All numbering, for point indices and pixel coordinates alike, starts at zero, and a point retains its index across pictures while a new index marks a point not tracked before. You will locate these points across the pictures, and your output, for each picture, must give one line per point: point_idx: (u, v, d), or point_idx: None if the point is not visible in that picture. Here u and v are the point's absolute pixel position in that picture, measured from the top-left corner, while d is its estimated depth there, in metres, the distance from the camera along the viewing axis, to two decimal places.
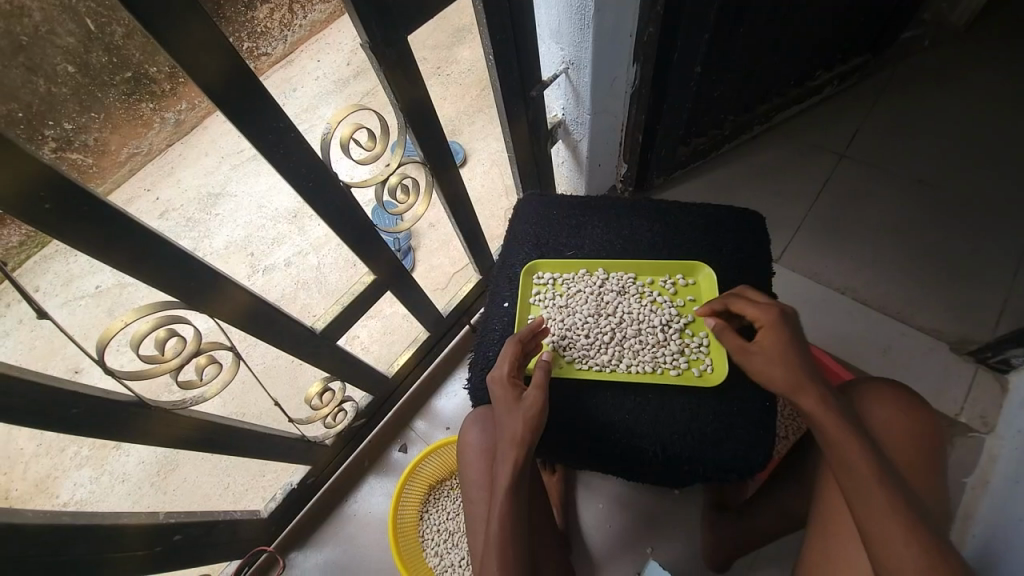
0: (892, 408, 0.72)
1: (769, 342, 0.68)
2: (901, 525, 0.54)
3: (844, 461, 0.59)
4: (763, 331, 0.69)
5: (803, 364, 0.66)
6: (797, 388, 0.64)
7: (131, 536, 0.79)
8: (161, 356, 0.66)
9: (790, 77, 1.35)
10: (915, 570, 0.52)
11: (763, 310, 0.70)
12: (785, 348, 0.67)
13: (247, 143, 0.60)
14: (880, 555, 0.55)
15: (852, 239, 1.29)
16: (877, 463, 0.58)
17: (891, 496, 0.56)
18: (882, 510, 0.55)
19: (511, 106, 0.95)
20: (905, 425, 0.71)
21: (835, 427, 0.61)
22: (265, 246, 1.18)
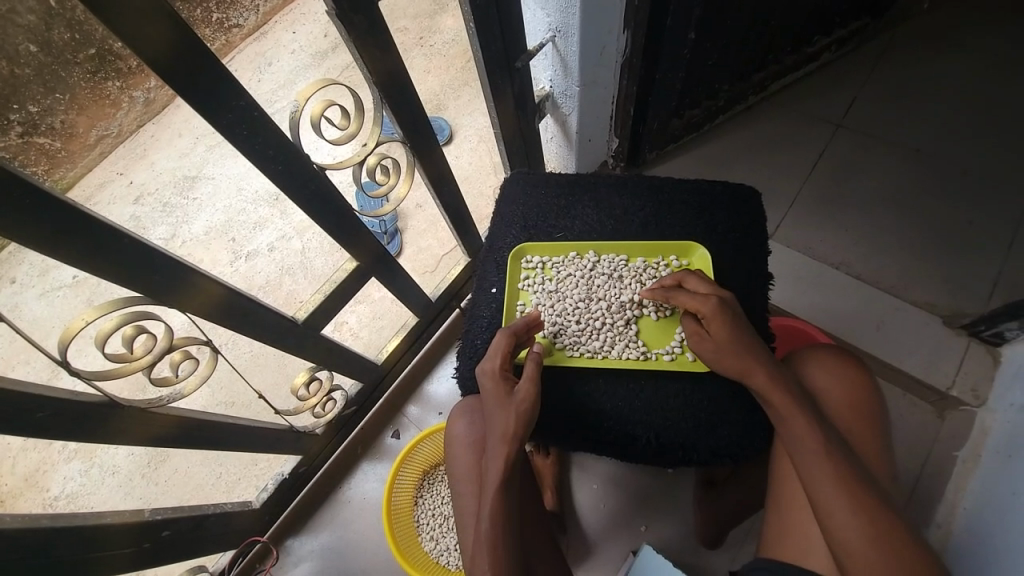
0: (846, 376, 0.71)
1: (716, 331, 0.67)
2: (851, 499, 0.55)
3: (794, 439, 0.60)
4: (707, 320, 0.68)
5: (749, 345, 0.65)
6: (748, 371, 0.64)
7: (116, 535, 0.78)
8: (130, 354, 0.62)
9: (787, 43, 1.29)
10: (862, 542, 0.53)
11: (702, 299, 0.69)
12: (732, 332, 0.66)
13: (209, 126, 0.56)
14: (828, 530, 0.55)
15: (848, 212, 1.26)
16: (824, 439, 0.59)
17: (838, 471, 0.56)
18: (829, 486, 0.56)
19: (495, 78, 0.90)
20: (858, 393, 0.70)
21: (784, 405, 0.61)
22: (247, 231, 1.13)
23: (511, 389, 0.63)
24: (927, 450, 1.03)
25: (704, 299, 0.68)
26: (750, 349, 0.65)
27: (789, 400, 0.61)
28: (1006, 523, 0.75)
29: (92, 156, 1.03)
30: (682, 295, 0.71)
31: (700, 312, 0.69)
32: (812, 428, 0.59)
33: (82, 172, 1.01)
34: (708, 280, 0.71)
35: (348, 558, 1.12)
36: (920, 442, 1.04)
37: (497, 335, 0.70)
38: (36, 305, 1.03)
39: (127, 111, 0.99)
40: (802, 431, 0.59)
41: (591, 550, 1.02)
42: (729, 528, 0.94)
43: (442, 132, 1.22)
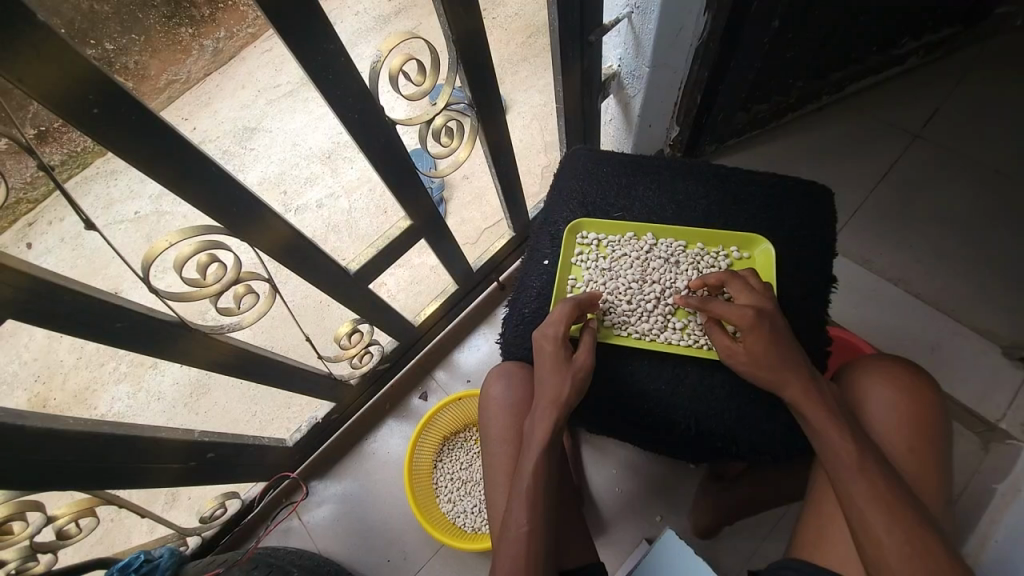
0: (892, 391, 0.69)
1: (751, 343, 0.65)
2: (890, 517, 0.54)
3: (831, 454, 0.59)
4: (744, 331, 0.66)
5: (788, 356, 0.64)
6: (780, 382, 0.64)
7: (167, 450, 0.84)
8: (202, 281, 0.66)
9: (873, 42, 1.22)
10: (899, 556, 0.52)
11: (742, 310, 0.67)
12: (772, 346, 0.64)
13: (297, 66, 0.57)
14: (867, 545, 0.54)
15: (913, 227, 1.20)
16: (861, 452, 0.58)
17: (875, 486, 0.55)
18: (867, 501, 0.55)
19: (567, 52, 0.89)
20: (906, 408, 0.67)
21: (818, 417, 0.61)
22: (298, 185, 0.89)
23: (566, 358, 0.64)
24: (963, 479, 0.99)
25: (742, 312, 0.66)
26: (785, 358, 0.64)
27: (824, 414, 0.61)
28: None
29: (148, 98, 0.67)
30: (720, 304, 0.69)
31: (737, 320, 0.67)
32: (847, 441, 0.58)
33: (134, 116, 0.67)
34: (753, 292, 0.69)
35: (368, 507, 1.16)
36: (957, 472, 1.00)
37: (562, 302, 0.71)
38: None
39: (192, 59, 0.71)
40: (839, 446, 0.58)
41: (603, 528, 1.04)
42: (729, 518, 0.95)
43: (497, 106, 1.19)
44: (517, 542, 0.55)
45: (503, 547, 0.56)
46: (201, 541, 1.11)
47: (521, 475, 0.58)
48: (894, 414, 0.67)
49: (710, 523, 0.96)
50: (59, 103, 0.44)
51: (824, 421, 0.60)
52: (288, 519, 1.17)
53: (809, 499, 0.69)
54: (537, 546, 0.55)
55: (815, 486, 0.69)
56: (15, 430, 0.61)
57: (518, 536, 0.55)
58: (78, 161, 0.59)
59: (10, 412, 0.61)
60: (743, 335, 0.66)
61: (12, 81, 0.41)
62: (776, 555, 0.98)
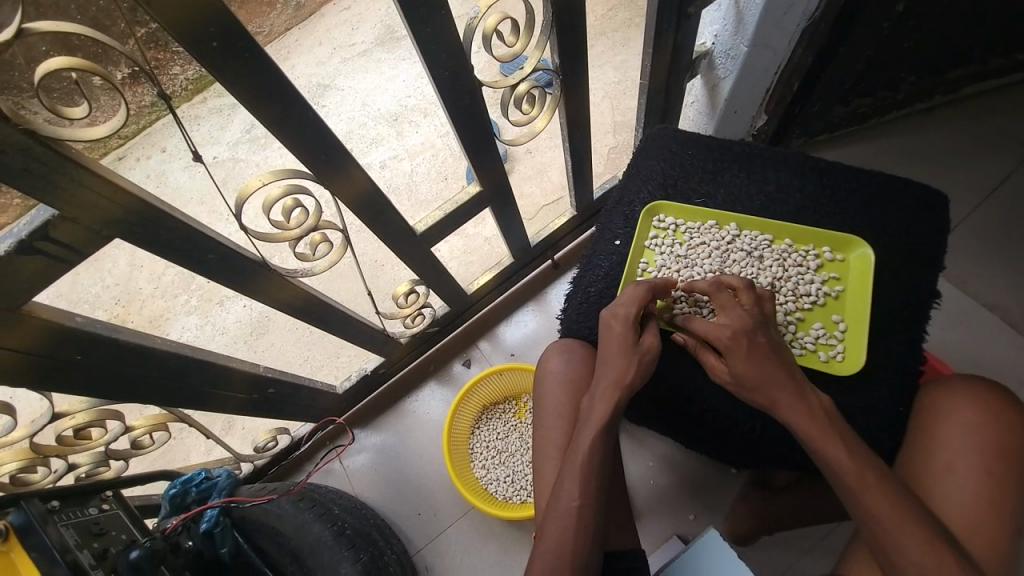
0: (970, 413, 0.61)
1: (734, 360, 0.63)
2: (922, 549, 0.52)
3: (834, 477, 0.57)
4: (726, 349, 0.64)
5: (773, 375, 0.61)
6: (771, 402, 0.61)
7: (234, 379, 0.89)
8: (285, 225, 0.68)
9: (1008, 37, 1.08)
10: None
11: (721, 328, 0.64)
12: (757, 365, 0.61)
13: (400, 18, 0.57)
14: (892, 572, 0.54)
15: (1022, 250, 1.08)
16: (896, 496, 0.54)
17: (911, 535, 0.53)
18: (903, 551, 0.53)
19: (662, 23, 0.84)
20: (982, 432, 0.59)
21: (818, 440, 0.58)
22: (363, 146, 0.84)
23: (636, 338, 0.63)
24: None
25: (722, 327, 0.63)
26: (773, 379, 0.61)
27: (826, 436, 0.57)
28: None
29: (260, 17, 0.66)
30: (700, 321, 0.66)
31: (718, 337, 0.64)
32: (878, 485, 0.55)
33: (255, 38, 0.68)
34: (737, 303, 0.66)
35: (405, 461, 1.21)
36: None
37: (632, 285, 0.69)
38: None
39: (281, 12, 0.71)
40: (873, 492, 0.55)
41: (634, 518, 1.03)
42: (770, 528, 0.92)
43: None
44: (568, 515, 0.55)
45: (552, 516, 0.56)
46: (253, 468, 1.20)
47: (578, 450, 0.58)
48: (966, 436, 0.60)
49: (749, 529, 0.93)
50: (181, 32, 0.45)
51: (824, 445, 0.57)
52: (330, 461, 1.24)
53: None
54: (587, 522, 0.56)
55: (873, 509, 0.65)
56: (111, 341, 0.66)
57: (569, 508, 0.56)
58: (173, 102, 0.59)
59: (109, 325, 0.67)
60: (725, 351, 0.63)
61: (141, 4, 0.42)
62: (814, 573, 0.94)
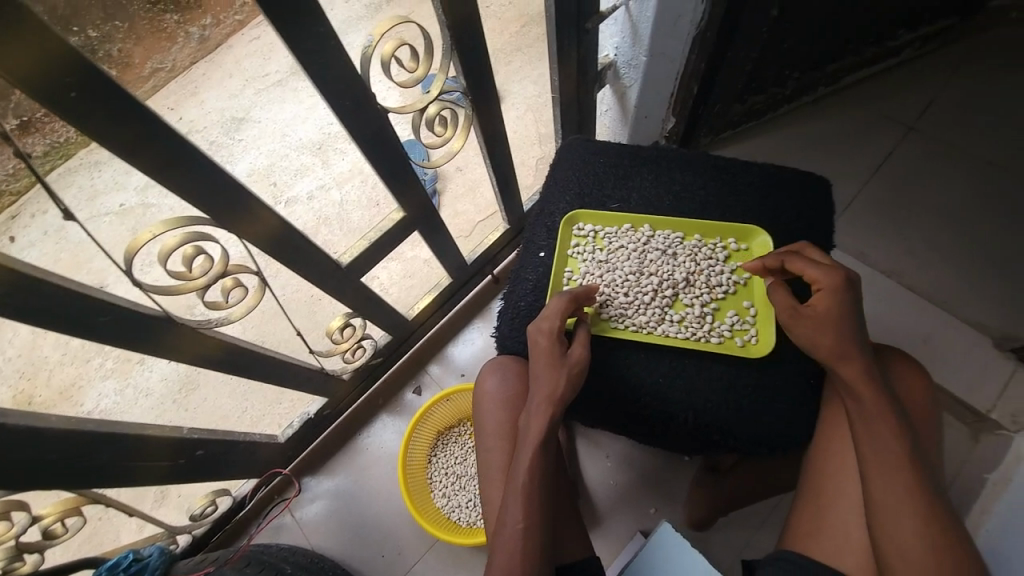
0: (896, 378, 0.68)
1: (823, 307, 0.64)
2: (919, 512, 0.54)
3: (873, 439, 0.58)
4: (819, 294, 0.64)
5: (857, 332, 0.62)
6: (840, 357, 0.62)
7: (154, 447, 0.82)
8: (188, 274, 0.64)
9: (869, 34, 1.21)
10: (919, 553, 0.53)
11: (828, 271, 0.65)
12: (843, 314, 0.63)
13: (288, 53, 0.56)
14: (885, 538, 0.55)
15: (907, 219, 1.20)
16: (903, 440, 0.57)
17: (907, 480, 0.55)
18: (897, 495, 0.55)
19: (563, 39, 0.87)
20: (907, 395, 0.67)
21: (871, 399, 0.59)
22: (288, 176, 0.76)
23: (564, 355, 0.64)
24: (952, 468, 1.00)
25: (830, 274, 0.64)
26: (850, 333, 0.62)
27: (875, 395, 0.59)
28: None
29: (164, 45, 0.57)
30: (805, 262, 0.67)
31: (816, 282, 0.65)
32: (894, 431, 0.57)
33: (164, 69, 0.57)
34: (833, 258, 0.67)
35: (361, 501, 1.16)
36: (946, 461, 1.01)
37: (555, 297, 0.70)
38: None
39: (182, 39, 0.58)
40: (884, 433, 0.57)
41: (598, 521, 1.04)
42: (724, 509, 0.95)
43: None
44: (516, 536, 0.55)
45: (500, 542, 0.55)
46: (192, 539, 1.10)
47: (522, 460, 0.59)
48: (899, 398, 0.67)
49: (705, 513, 0.96)
50: (31, 86, 0.41)
51: (873, 403, 0.59)
52: (280, 515, 1.16)
53: (804, 484, 0.68)
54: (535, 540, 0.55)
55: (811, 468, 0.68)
56: None
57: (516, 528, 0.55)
58: (61, 153, 0.49)
59: None
60: (821, 296, 0.64)
61: None
62: (770, 545, 0.99)
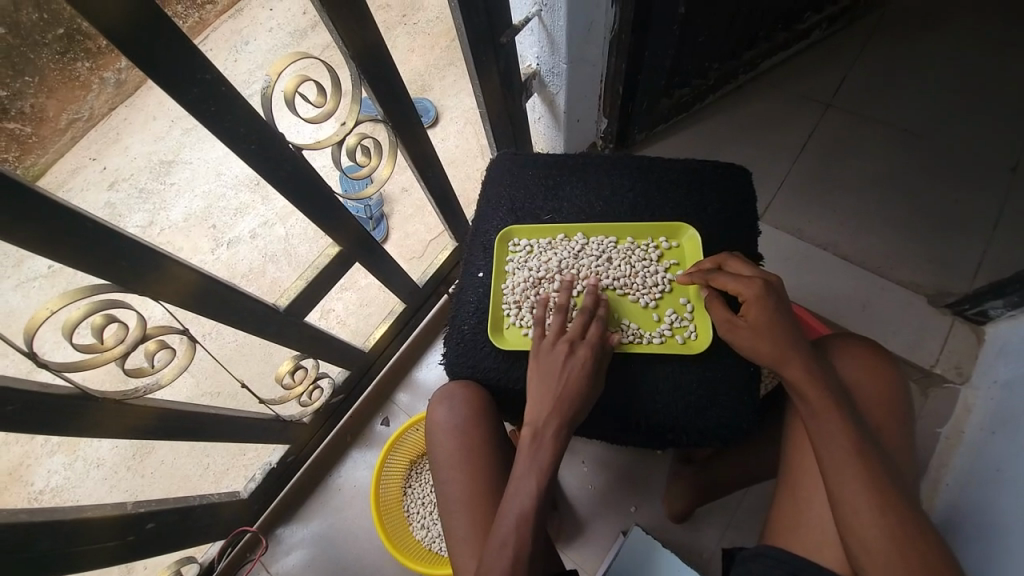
0: (860, 369, 0.69)
1: (754, 314, 0.66)
2: (878, 503, 0.54)
3: (824, 435, 0.58)
4: (747, 304, 0.68)
5: (790, 334, 0.64)
6: (780, 359, 0.63)
7: (98, 530, 0.76)
8: (100, 344, 0.60)
9: (777, 20, 1.27)
10: (883, 544, 0.52)
11: (748, 282, 0.68)
12: (773, 318, 0.65)
13: (177, 105, 0.54)
14: (851, 533, 0.54)
15: (837, 191, 1.26)
16: (854, 434, 0.57)
17: (863, 474, 0.55)
18: (855, 490, 0.55)
19: (480, 57, 0.87)
20: (871, 385, 0.68)
21: (816, 397, 0.60)
22: (228, 219, 1.11)
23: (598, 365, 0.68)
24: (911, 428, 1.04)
25: (748, 282, 0.68)
26: (786, 336, 0.64)
27: (820, 392, 0.60)
28: (992, 505, 0.75)
29: (64, 141, 0.99)
30: (725, 277, 0.71)
31: (742, 293, 0.68)
32: (844, 424, 0.58)
33: (54, 157, 0.98)
34: (754, 265, 0.71)
35: (339, 545, 1.11)
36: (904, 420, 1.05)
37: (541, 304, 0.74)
38: (12, 299, 0.95)
39: (96, 94, 0.94)
40: (835, 430, 0.58)
41: (580, 529, 1.03)
42: (701, 501, 0.95)
43: (427, 114, 1.18)
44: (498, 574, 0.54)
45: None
46: None
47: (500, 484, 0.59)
48: (862, 389, 0.67)
49: (681, 507, 0.97)
50: None
51: (818, 401, 0.60)
52: (255, 572, 1.11)
53: (781, 479, 0.69)
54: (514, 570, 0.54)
55: (788, 463, 0.69)
56: None
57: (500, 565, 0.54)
58: None
59: None
60: (747, 305, 0.67)
61: None
62: (749, 528, 1.00)
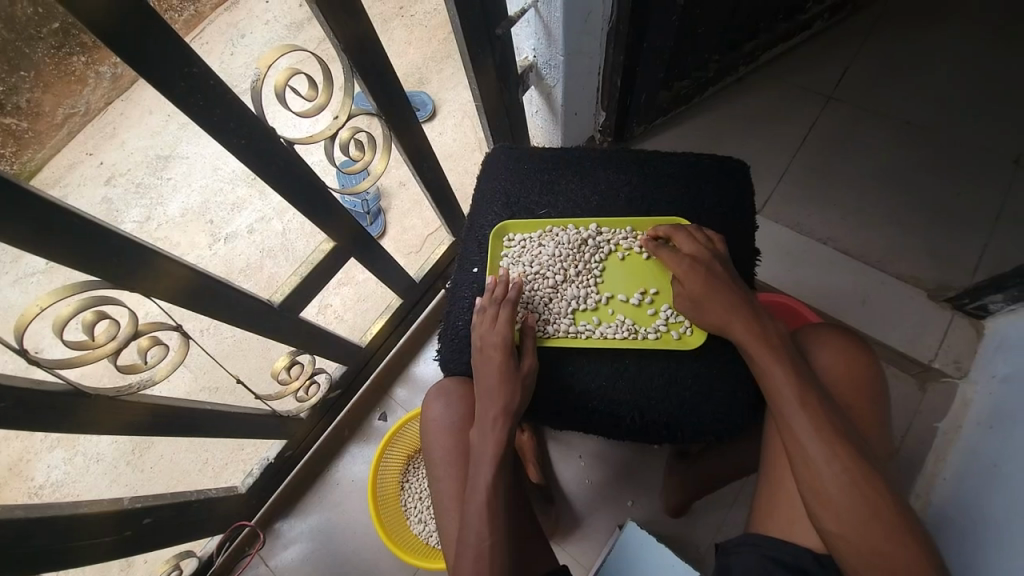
0: (822, 340, 0.71)
1: (689, 286, 0.72)
2: (833, 457, 0.55)
3: (774, 392, 0.61)
4: (684, 276, 0.72)
5: (723, 301, 0.69)
6: (722, 327, 0.68)
7: (95, 524, 0.76)
8: (92, 341, 0.60)
9: (778, 11, 1.25)
10: (838, 496, 0.54)
11: (679, 258, 0.73)
12: (706, 286, 0.70)
13: (165, 100, 0.53)
14: (809, 489, 0.56)
15: (838, 185, 1.25)
16: (802, 388, 0.60)
17: (816, 429, 0.57)
18: (808, 445, 0.56)
19: (475, 49, 0.85)
20: (837, 356, 0.69)
21: (763, 356, 0.63)
22: (224, 214, 1.11)
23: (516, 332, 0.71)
24: (908, 422, 1.03)
25: (679, 255, 0.73)
26: (720, 303, 0.69)
27: (767, 352, 0.63)
28: (990, 501, 0.75)
29: (61, 137, 0.92)
30: (664, 250, 0.75)
31: (675, 269, 0.74)
32: (790, 379, 0.61)
33: (50, 154, 0.89)
34: (697, 230, 0.74)
35: (337, 540, 1.12)
36: (901, 415, 1.04)
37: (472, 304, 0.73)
38: (11, 294, 0.95)
39: (94, 88, 0.83)
40: (783, 386, 0.60)
41: (576, 523, 1.04)
42: (697, 496, 0.95)
43: (424, 108, 1.17)
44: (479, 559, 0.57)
45: (463, 552, 0.58)
46: None
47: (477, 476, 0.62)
48: (826, 359, 0.69)
49: (679, 501, 0.97)
50: None
51: (764, 359, 0.63)
52: (253, 565, 1.12)
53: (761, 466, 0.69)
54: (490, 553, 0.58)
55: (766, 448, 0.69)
56: None
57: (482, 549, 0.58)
58: None
59: None
60: (682, 278, 0.72)
61: None
62: (745, 522, 1.00)
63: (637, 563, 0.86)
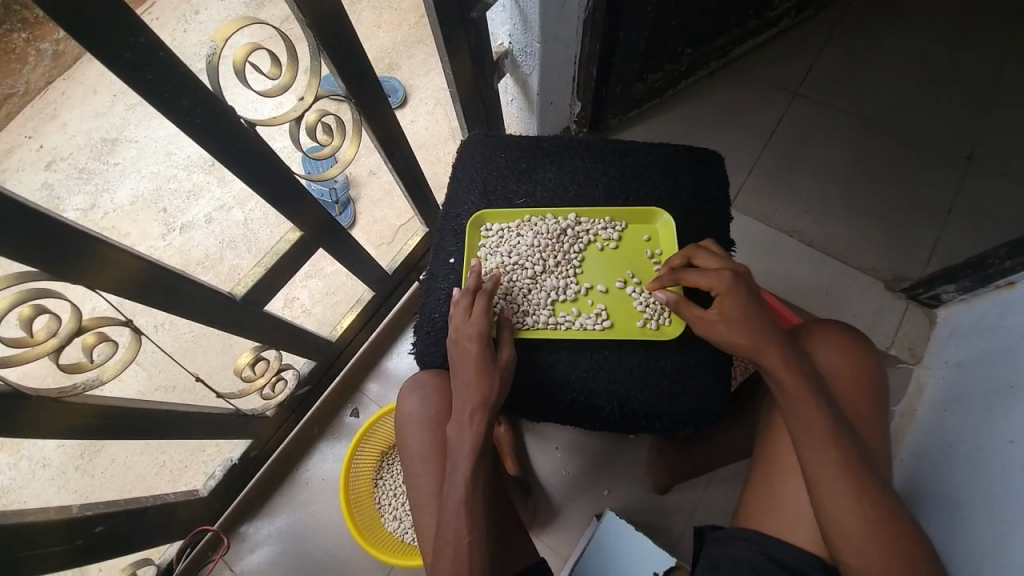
0: (839, 350, 0.71)
1: (727, 308, 0.66)
2: (852, 489, 0.56)
3: (803, 422, 0.59)
4: (720, 297, 0.67)
5: (766, 329, 0.64)
6: (759, 353, 0.63)
7: (43, 535, 0.70)
8: (31, 338, 0.54)
9: (748, 7, 1.27)
10: (856, 526, 0.55)
11: (717, 275, 0.67)
12: (745, 310, 0.65)
13: (111, 74, 0.49)
14: (825, 515, 0.56)
15: (803, 179, 1.29)
16: (830, 421, 0.59)
17: (838, 461, 0.57)
18: (831, 476, 0.56)
19: (449, 31, 0.82)
20: (851, 367, 0.69)
21: (793, 389, 0.61)
22: (180, 201, 1.04)
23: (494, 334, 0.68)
24: None
25: (718, 275, 0.67)
26: (761, 328, 0.64)
27: (800, 384, 0.61)
28: (945, 480, 0.79)
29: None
30: (693, 273, 0.69)
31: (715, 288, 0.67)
32: (820, 410, 0.59)
33: None
34: (721, 254, 0.70)
35: (308, 541, 1.08)
36: None
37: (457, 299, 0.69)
38: None
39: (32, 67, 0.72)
40: (810, 418, 0.59)
41: (554, 514, 1.04)
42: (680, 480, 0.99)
43: (395, 94, 1.13)
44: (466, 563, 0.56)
45: (442, 551, 0.57)
46: None
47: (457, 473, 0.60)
48: (842, 370, 0.69)
49: (661, 483, 1.00)
50: None
51: (795, 393, 0.60)
52: (217, 571, 1.07)
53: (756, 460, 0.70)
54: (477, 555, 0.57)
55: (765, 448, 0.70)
56: None
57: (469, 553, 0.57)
58: None
59: None
60: (722, 299, 0.66)
61: None
62: (716, 506, 1.03)
63: (614, 551, 0.88)
